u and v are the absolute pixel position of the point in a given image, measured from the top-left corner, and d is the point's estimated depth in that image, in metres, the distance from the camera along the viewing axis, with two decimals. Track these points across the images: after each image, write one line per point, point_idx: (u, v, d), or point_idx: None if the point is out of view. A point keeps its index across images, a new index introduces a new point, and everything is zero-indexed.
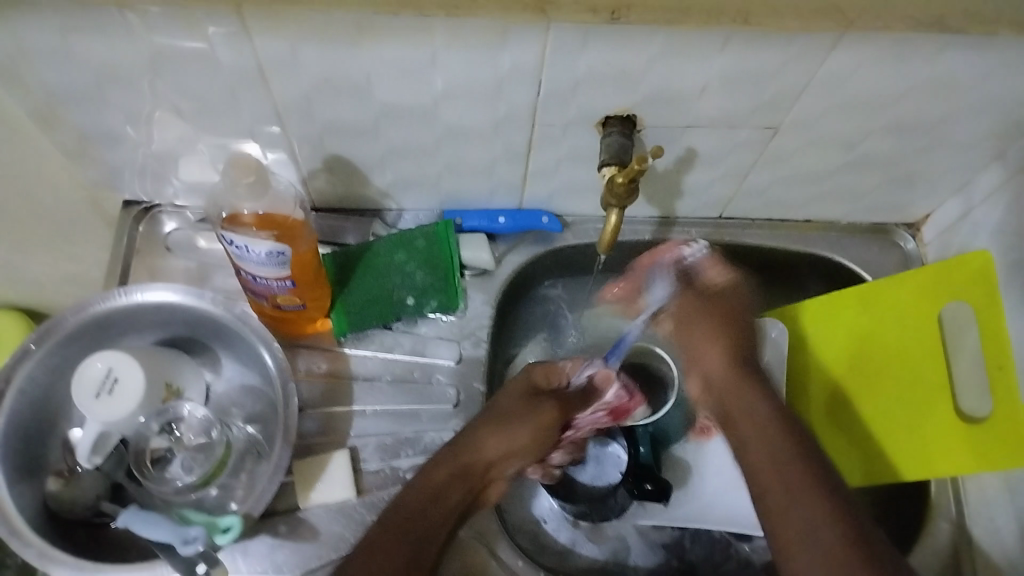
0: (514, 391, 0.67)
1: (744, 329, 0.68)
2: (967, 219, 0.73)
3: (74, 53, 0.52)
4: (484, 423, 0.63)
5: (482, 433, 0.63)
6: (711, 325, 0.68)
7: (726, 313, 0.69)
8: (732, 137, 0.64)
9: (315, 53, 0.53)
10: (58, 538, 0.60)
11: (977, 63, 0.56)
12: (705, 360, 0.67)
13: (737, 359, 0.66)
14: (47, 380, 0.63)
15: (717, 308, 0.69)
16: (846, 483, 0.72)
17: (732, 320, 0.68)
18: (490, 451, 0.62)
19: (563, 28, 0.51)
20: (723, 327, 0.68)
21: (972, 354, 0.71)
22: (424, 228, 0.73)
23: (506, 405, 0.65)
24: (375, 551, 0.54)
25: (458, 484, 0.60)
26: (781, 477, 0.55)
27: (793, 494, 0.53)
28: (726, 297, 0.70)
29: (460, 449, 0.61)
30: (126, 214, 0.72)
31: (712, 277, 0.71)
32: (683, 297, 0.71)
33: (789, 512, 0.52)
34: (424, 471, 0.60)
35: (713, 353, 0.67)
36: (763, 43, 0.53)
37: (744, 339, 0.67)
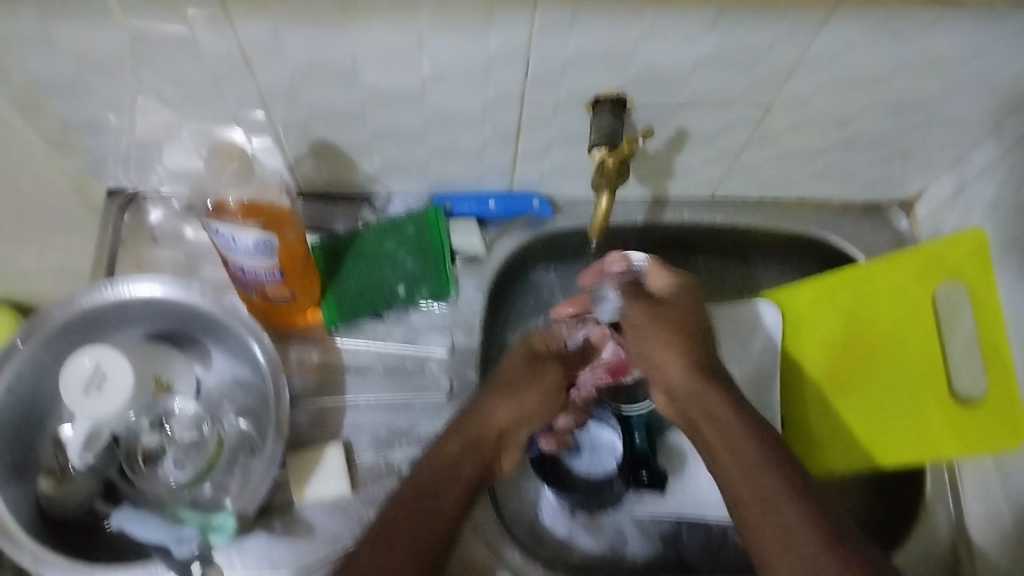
0: (517, 356, 0.66)
1: (699, 329, 0.62)
2: (961, 196, 0.73)
3: (53, 39, 0.51)
4: (488, 393, 0.63)
5: (490, 401, 0.62)
6: (667, 333, 0.61)
7: (678, 318, 0.62)
8: (724, 116, 0.63)
9: (300, 36, 0.52)
10: (51, 538, 0.60)
11: (969, 37, 0.55)
12: (665, 368, 0.61)
13: (695, 367, 0.60)
14: (34, 377, 0.61)
15: (674, 318, 0.62)
16: (830, 473, 0.73)
17: (688, 327, 0.62)
18: (500, 418, 0.62)
19: (553, 6, 0.50)
20: (678, 336, 0.61)
21: (966, 333, 0.71)
22: (414, 214, 0.73)
23: (508, 374, 0.64)
24: (389, 536, 0.54)
25: (474, 455, 0.60)
26: (750, 473, 0.54)
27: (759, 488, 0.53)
28: (673, 302, 0.63)
29: (469, 419, 0.61)
30: (111, 202, 0.71)
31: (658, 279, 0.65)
32: (634, 306, 0.63)
33: (767, 510, 0.52)
34: (436, 445, 0.60)
35: (671, 361, 0.60)
36: (754, 19, 0.53)
37: (701, 343, 0.61)
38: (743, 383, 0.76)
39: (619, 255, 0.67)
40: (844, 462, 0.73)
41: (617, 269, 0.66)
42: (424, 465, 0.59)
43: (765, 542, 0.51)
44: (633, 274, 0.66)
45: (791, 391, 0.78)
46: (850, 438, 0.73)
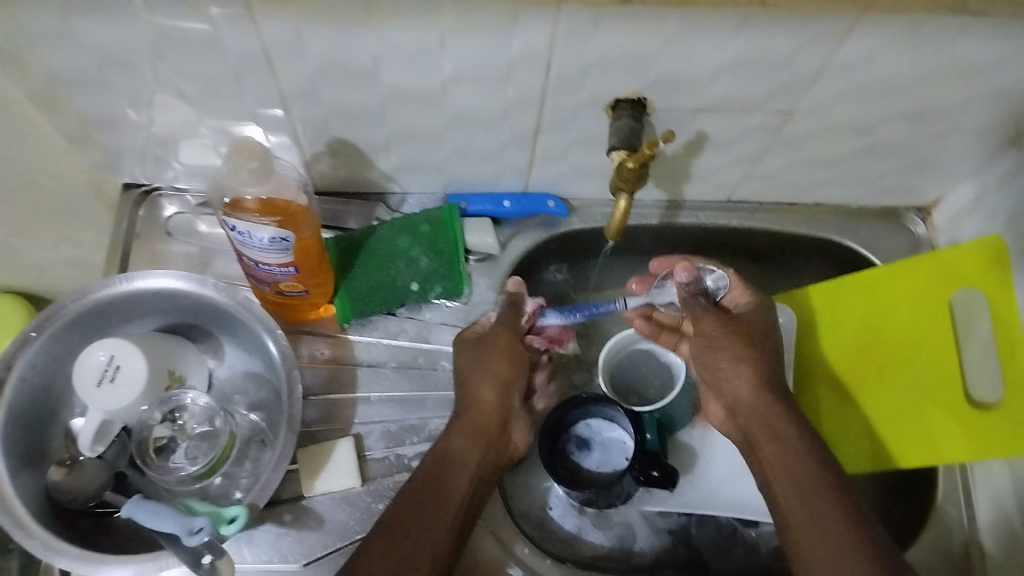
0: (465, 350, 0.65)
1: (771, 343, 0.65)
2: (981, 204, 0.72)
3: (73, 34, 0.51)
4: (466, 381, 0.64)
5: (472, 394, 0.63)
6: (736, 344, 0.64)
7: (746, 332, 0.65)
8: (743, 121, 0.63)
9: (321, 36, 0.52)
10: (60, 528, 0.60)
11: (997, 47, 0.55)
12: (737, 383, 0.64)
13: (764, 381, 0.63)
14: (49, 367, 0.62)
15: (740, 330, 0.65)
16: (848, 472, 0.71)
17: (755, 340, 0.64)
18: (485, 399, 0.63)
19: (576, 11, 0.50)
20: (748, 350, 0.64)
21: (982, 340, 0.71)
22: (429, 213, 0.72)
23: (465, 364, 0.65)
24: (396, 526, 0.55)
25: (468, 441, 0.61)
26: (806, 505, 0.56)
27: (819, 514, 0.55)
28: (745, 315, 0.66)
29: (461, 411, 0.63)
30: (126, 196, 0.71)
31: (735, 297, 0.68)
32: (709, 318, 0.66)
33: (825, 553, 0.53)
34: (441, 442, 0.61)
35: (741, 375, 0.63)
36: (777, 28, 0.52)
37: (771, 353, 0.64)
38: None
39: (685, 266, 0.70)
40: (857, 460, 0.71)
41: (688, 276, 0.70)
42: (430, 460, 0.60)
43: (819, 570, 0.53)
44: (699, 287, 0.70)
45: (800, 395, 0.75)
46: (867, 440, 0.72)
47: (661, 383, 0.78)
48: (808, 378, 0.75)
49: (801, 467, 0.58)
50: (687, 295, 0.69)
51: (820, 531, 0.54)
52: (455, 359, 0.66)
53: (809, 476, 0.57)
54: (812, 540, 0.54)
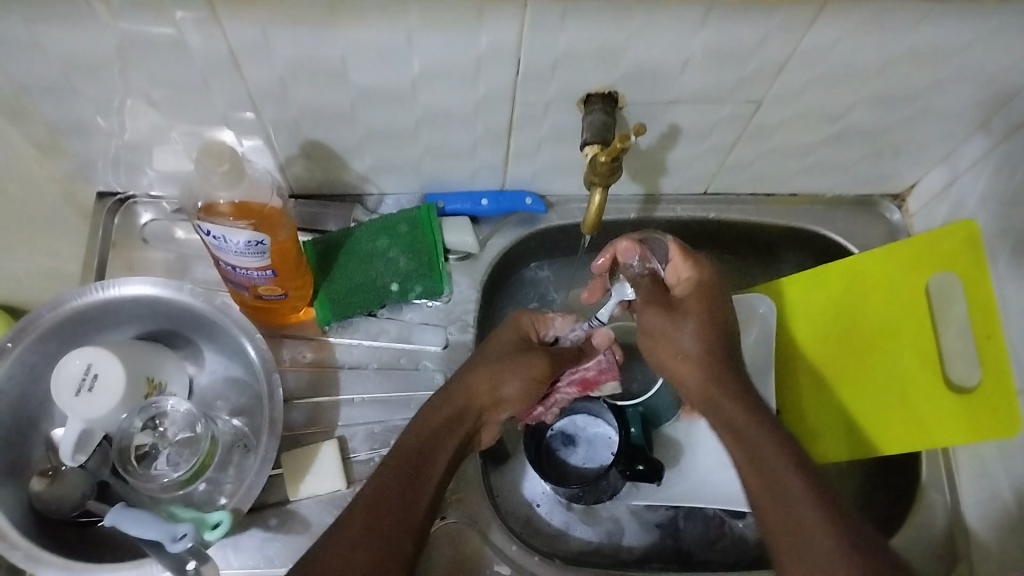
0: (505, 342, 0.67)
1: (723, 326, 0.63)
2: (953, 188, 0.72)
3: (38, 43, 0.51)
4: (473, 367, 0.64)
5: (470, 379, 0.64)
6: (681, 338, 0.62)
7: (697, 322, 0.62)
8: (714, 112, 0.63)
9: (287, 36, 0.52)
10: (46, 539, 0.59)
11: (961, 31, 0.55)
12: (686, 375, 0.62)
13: (718, 369, 0.61)
14: (27, 378, 0.62)
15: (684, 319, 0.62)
16: (818, 463, 0.73)
17: (710, 327, 0.62)
18: (481, 392, 0.63)
19: (540, 5, 0.50)
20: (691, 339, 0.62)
21: (959, 324, 0.70)
22: (405, 213, 0.72)
23: (492, 355, 0.66)
24: (378, 502, 0.55)
25: (445, 432, 0.61)
26: (775, 494, 0.54)
27: (785, 500, 0.53)
28: (684, 302, 0.63)
29: (453, 395, 0.63)
30: (100, 206, 0.71)
31: (677, 267, 0.65)
32: (651, 312, 0.64)
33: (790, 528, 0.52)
34: (420, 419, 0.61)
35: (689, 370, 0.62)
36: (742, 18, 0.52)
37: (723, 337, 0.62)
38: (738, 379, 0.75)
39: (631, 242, 0.68)
40: (837, 444, 0.73)
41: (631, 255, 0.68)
42: (412, 433, 0.61)
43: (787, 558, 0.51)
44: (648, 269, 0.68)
45: (778, 372, 0.78)
46: (846, 422, 0.73)
47: None
48: (790, 359, 0.77)
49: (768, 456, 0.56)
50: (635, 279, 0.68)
51: (786, 516, 0.52)
52: (484, 346, 0.67)
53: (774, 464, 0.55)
54: (780, 526, 0.52)
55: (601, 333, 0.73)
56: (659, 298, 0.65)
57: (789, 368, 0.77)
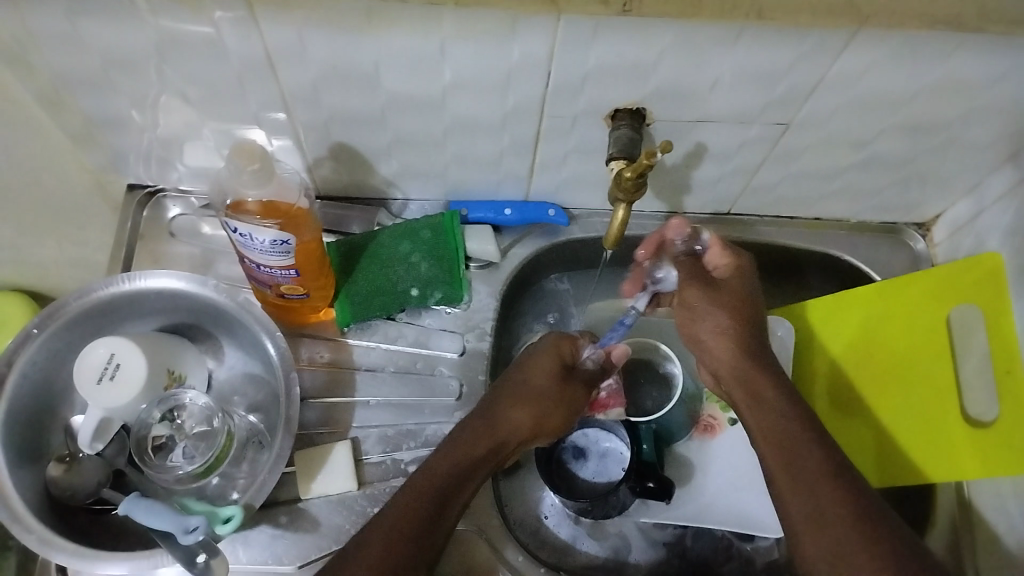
0: (546, 365, 0.66)
1: (755, 315, 0.65)
2: (979, 220, 0.72)
3: (79, 36, 0.52)
4: (510, 397, 0.64)
5: (512, 406, 0.64)
6: (726, 317, 0.65)
7: (734, 303, 0.65)
8: (742, 133, 0.63)
9: (324, 40, 0.52)
10: (59, 524, 0.60)
11: (992, 63, 0.55)
12: (717, 354, 0.65)
13: (751, 356, 0.64)
14: (50, 363, 0.63)
15: (725, 301, 0.65)
16: (868, 482, 0.70)
17: (744, 311, 0.65)
18: (520, 425, 0.63)
19: (573, 20, 0.51)
20: (736, 322, 0.65)
21: (979, 356, 0.70)
22: (431, 219, 0.73)
23: (541, 384, 0.65)
24: (403, 520, 0.56)
25: (475, 450, 0.61)
26: (799, 481, 0.55)
27: (815, 487, 0.55)
28: (727, 284, 0.66)
29: (494, 426, 0.63)
30: (130, 197, 0.72)
31: (714, 256, 0.67)
32: (691, 290, 0.66)
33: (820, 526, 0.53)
34: (447, 446, 0.61)
35: (724, 345, 0.65)
36: (773, 41, 0.53)
37: (756, 325, 0.65)
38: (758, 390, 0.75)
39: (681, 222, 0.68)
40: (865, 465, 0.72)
41: (679, 234, 0.68)
42: (437, 460, 0.60)
43: (810, 542, 0.53)
44: (690, 248, 0.68)
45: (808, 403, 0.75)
46: (873, 446, 0.72)
47: (660, 392, 0.77)
48: (812, 387, 0.75)
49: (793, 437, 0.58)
50: (676, 254, 0.69)
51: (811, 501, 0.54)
52: (527, 372, 0.65)
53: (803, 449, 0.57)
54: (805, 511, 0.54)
55: (616, 348, 0.70)
56: (696, 276, 0.67)
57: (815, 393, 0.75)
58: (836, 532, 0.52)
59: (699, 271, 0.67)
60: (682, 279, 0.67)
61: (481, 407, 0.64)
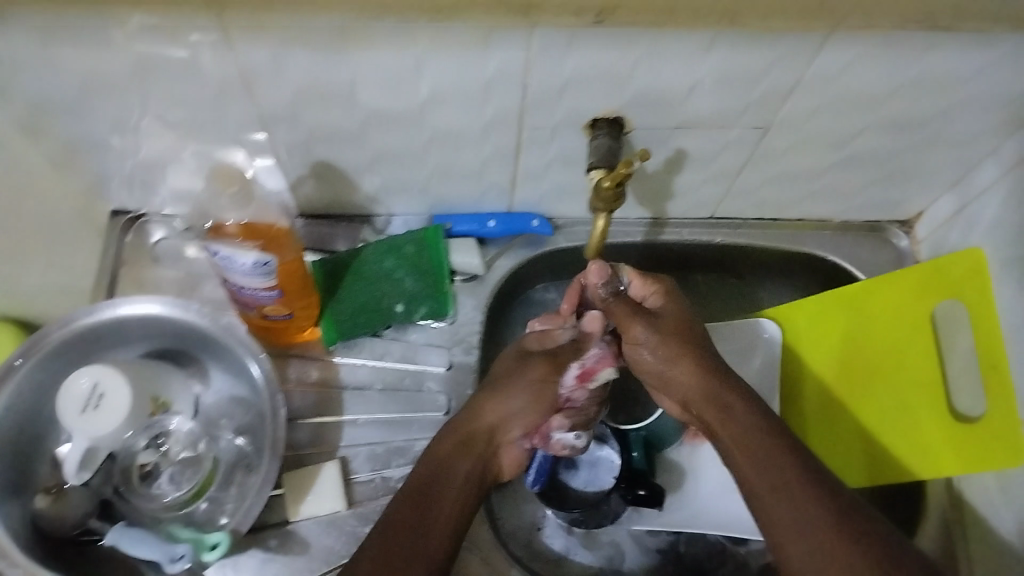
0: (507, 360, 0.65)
1: (699, 333, 0.63)
2: (962, 216, 0.72)
3: (54, 63, 0.52)
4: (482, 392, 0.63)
5: (480, 398, 0.63)
6: (671, 346, 0.61)
7: (676, 327, 0.62)
8: (722, 137, 0.63)
9: (300, 59, 0.52)
10: (47, 558, 0.59)
11: (968, 60, 0.55)
12: (677, 377, 0.62)
13: (713, 373, 0.61)
14: (34, 394, 0.62)
15: (669, 327, 0.62)
16: (851, 488, 0.71)
17: (687, 333, 0.62)
18: (490, 417, 0.62)
19: (548, 32, 0.51)
20: (684, 343, 0.62)
21: (964, 351, 0.70)
22: (414, 234, 0.72)
23: (501, 371, 0.64)
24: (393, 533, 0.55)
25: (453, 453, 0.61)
26: (779, 486, 0.55)
27: (795, 494, 0.54)
28: (663, 310, 0.63)
29: (461, 420, 0.62)
30: (113, 224, 0.72)
31: (638, 288, 0.64)
32: (635, 327, 0.61)
33: (803, 533, 0.52)
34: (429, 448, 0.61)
35: (679, 366, 0.61)
36: (749, 45, 0.53)
37: (704, 343, 0.62)
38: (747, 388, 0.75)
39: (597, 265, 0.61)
40: (857, 476, 0.72)
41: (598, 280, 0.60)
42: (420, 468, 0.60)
43: (796, 547, 0.52)
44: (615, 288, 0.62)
45: (798, 426, 0.75)
46: (864, 454, 0.72)
47: (650, 401, 0.79)
48: (802, 407, 0.75)
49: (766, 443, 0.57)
50: (602, 299, 0.62)
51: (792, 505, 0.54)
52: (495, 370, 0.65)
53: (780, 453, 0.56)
54: (788, 516, 0.53)
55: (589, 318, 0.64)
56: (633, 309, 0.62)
57: (804, 413, 0.75)
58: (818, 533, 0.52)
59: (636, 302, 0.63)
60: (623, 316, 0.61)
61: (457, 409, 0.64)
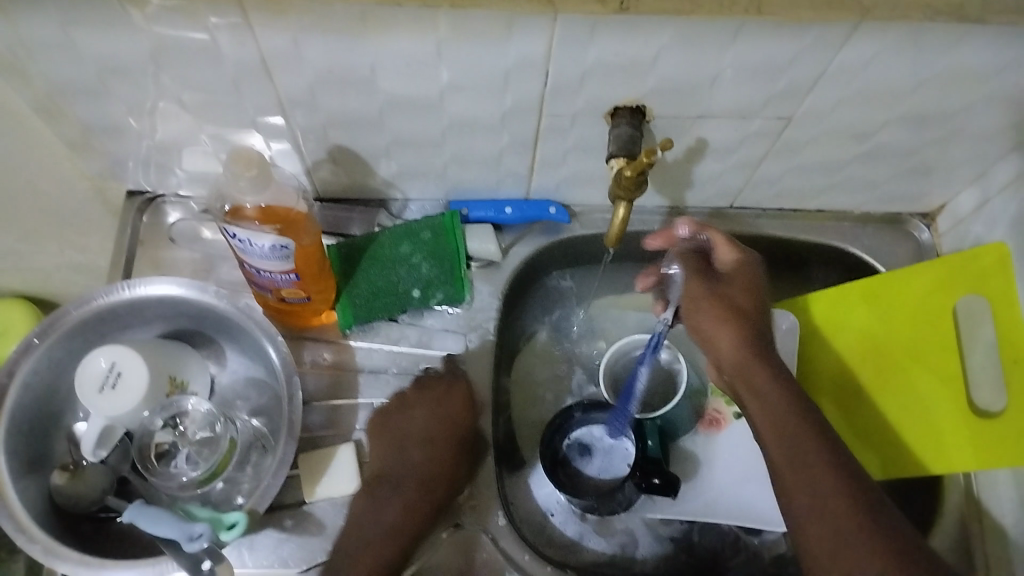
0: (435, 415, 0.68)
1: (755, 309, 0.64)
2: (984, 210, 0.71)
3: (73, 45, 0.52)
4: (419, 455, 0.67)
5: (414, 469, 0.66)
6: (720, 313, 0.63)
7: (736, 301, 0.64)
8: (743, 127, 0.63)
9: (320, 43, 0.52)
10: (64, 533, 0.60)
11: (995, 54, 0.54)
12: (718, 342, 0.63)
13: (749, 348, 0.62)
14: (51, 372, 0.62)
15: (727, 296, 0.64)
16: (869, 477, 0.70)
17: (744, 314, 0.63)
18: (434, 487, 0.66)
19: (572, 19, 0.50)
20: (734, 314, 0.63)
21: (986, 346, 0.70)
22: (430, 219, 0.72)
23: (421, 433, 0.68)
24: None
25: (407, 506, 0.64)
26: (798, 468, 0.54)
27: (810, 471, 0.54)
28: (731, 279, 0.65)
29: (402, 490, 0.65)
30: (129, 203, 0.72)
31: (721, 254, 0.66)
32: (697, 282, 0.65)
33: (817, 514, 0.52)
34: (374, 513, 0.64)
35: (723, 335, 0.62)
36: (773, 36, 0.52)
37: (757, 327, 0.63)
38: None
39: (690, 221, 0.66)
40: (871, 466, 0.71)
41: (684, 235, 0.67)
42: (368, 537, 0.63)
43: (809, 531, 0.52)
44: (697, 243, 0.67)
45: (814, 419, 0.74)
46: (877, 443, 0.71)
47: (665, 391, 0.76)
48: (818, 396, 0.74)
49: (787, 412, 0.57)
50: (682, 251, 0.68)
51: (808, 481, 0.53)
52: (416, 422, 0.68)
53: (796, 426, 0.56)
54: (806, 496, 0.53)
55: None
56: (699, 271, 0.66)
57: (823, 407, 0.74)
58: (832, 507, 0.52)
59: (706, 267, 0.66)
60: (687, 276, 0.66)
61: (396, 459, 0.67)
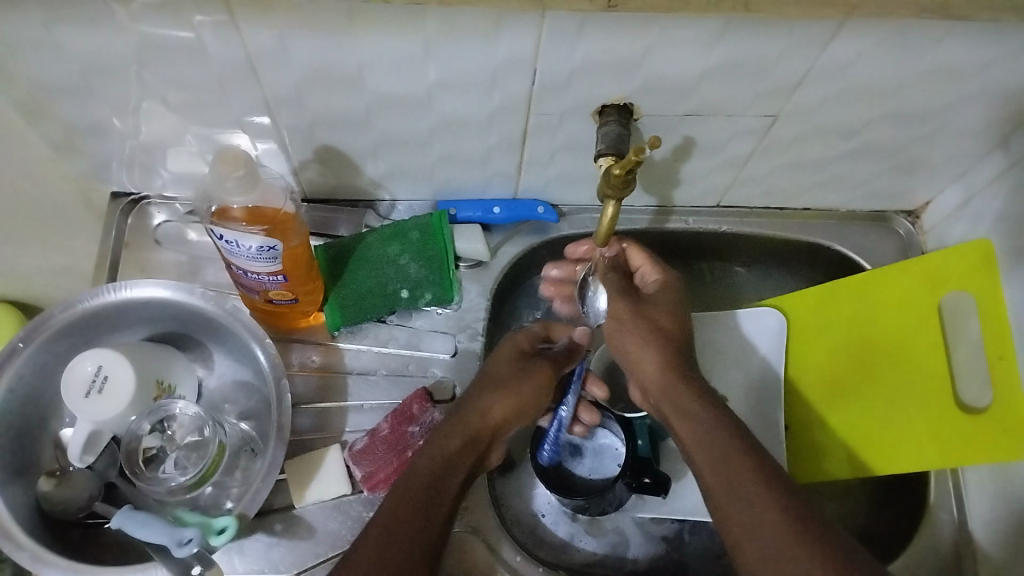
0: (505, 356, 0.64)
1: (676, 327, 0.61)
2: (969, 207, 0.72)
3: (57, 44, 0.51)
4: (487, 387, 0.61)
5: (489, 394, 0.60)
6: (644, 335, 0.60)
7: (659, 319, 0.61)
8: (730, 125, 0.63)
9: (306, 42, 0.51)
10: (51, 539, 0.59)
11: (980, 50, 0.55)
12: (644, 367, 0.60)
13: (675, 368, 0.58)
14: (37, 377, 0.62)
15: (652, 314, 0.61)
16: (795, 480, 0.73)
17: (668, 334, 0.60)
18: (496, 414, 0.60)
19: (559, 16, 0.50)
20: (659, 335, 0.60)
21: (971, 343, 0.70)
22: (418, 219, 0.72)
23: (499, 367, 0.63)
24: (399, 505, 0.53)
25: (451, 448, 0.57)
26: (728, 479, 0.51)
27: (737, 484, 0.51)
28: (656, 297, 0.63)
29: (466, 416, 0.59)
30: (114, 205, 0.72)
31: (646, 273, 0.66)
32: (620, 303, 0.62)
33: (750, 524, 0.49)
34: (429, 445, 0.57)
35: (649, 360, 0.59)
36: (759, 32, 0.52)
37: (684, 348, 0.60)
38: (747, 390, 0.75)
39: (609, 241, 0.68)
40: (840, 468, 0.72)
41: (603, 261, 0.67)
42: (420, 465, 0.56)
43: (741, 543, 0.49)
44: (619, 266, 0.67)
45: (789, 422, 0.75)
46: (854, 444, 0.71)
47: None
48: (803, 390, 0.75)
49: (715, 437, 0.54)
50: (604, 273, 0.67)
51: (734, 491, 0.50)
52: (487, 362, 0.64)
53: (735, 456, 0.52)
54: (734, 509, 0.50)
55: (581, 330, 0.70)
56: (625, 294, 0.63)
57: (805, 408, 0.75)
58: (762, 525, 0.48)
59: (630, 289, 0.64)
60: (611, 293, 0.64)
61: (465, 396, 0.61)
